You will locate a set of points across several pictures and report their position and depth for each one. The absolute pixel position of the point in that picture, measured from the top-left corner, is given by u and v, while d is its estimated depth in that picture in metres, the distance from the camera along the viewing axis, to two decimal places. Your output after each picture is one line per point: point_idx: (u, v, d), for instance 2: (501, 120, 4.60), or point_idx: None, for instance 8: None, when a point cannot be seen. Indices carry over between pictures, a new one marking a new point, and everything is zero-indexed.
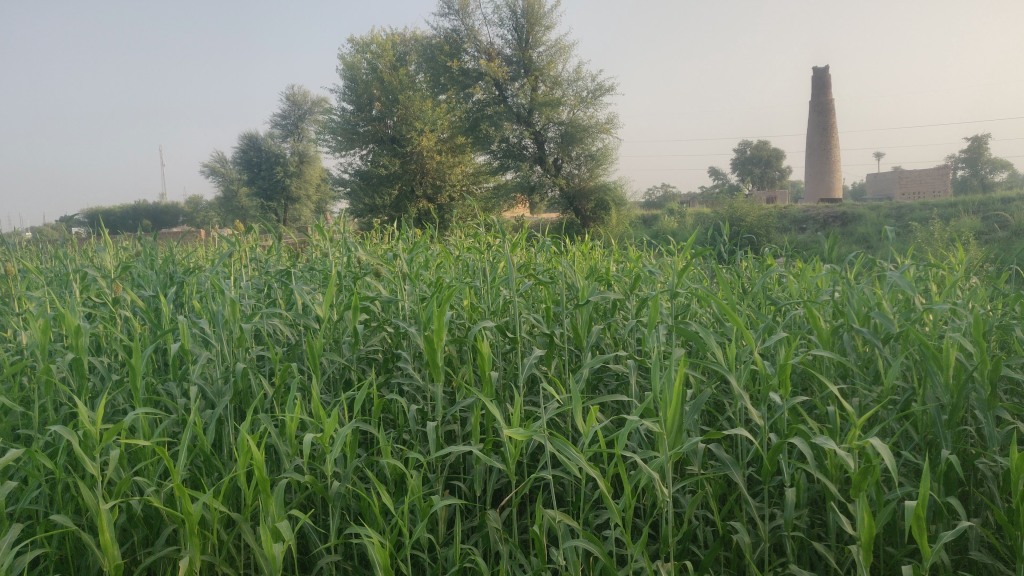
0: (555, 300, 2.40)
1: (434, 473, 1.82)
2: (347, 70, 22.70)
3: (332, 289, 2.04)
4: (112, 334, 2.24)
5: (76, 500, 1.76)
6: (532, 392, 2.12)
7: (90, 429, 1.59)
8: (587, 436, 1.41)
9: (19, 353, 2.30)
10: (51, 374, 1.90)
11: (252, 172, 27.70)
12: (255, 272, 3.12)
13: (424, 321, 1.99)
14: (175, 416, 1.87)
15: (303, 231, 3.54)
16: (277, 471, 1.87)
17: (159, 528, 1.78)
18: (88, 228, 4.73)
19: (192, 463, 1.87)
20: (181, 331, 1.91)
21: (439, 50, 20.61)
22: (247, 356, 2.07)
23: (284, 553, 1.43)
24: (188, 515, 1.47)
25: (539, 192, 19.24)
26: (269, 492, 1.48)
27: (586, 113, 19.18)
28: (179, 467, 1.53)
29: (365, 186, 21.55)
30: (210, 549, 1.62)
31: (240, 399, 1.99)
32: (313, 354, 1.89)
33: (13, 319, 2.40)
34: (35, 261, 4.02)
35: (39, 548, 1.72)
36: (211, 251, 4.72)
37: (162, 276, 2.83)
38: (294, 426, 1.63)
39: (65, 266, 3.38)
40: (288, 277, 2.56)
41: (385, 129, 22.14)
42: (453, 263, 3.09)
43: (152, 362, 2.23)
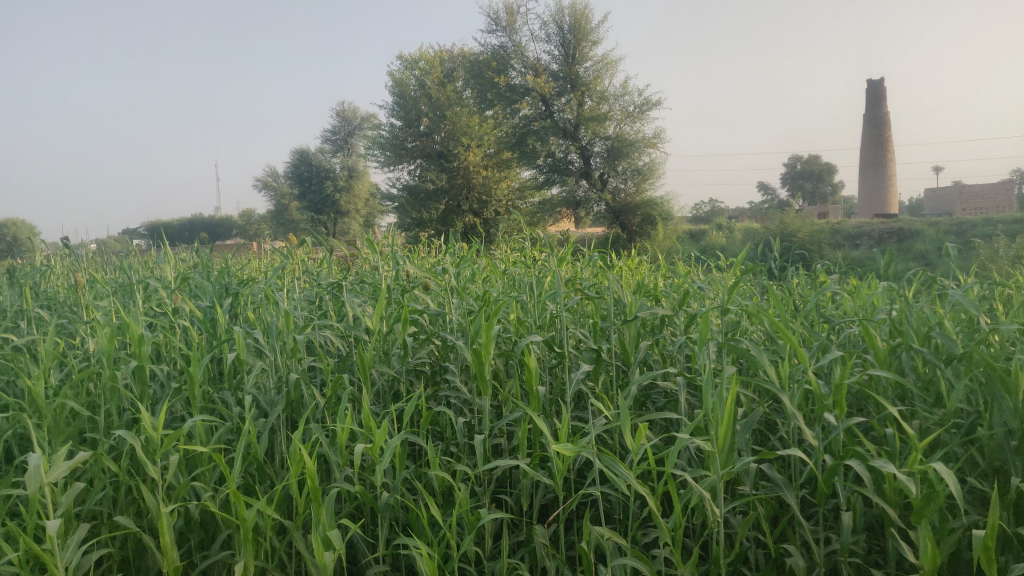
0: (602, 315, 2.39)
1: (482, 486, 1.83)
2: (396, 86, 23.05)
3: (382, 302, 2.09)
4: (170, 343, 2.32)
5: (137, 503, 1.83)
6: (580, 407, 2.12)
7: (151, 433, 1.66)
8: (635, 453, 1.40)
9: (84, 360, 2.40)
10: (114, 380, 1.99)
11: (303, 186, 28.25)
12: (306, 284, 3.19)
13: (472, 334, 2.01)
14: (230, 424, 1.93)
15: (352, 244, 3.61)
16: (327, 481, 1.90)
17: (215, 533, 1.83)
18: (147, 240, 4.90)
19: (246, 471, 1.92)
20: (237, 341, 1.98)
21: (486, 66, 20.81)
22: (300, 367, 2.11)
23: (334, 562, 1.46)
24: (243, 521, 1.51)
25: (584, 207, 19.22)
26: (321, 501, 1.51)
27: (633, 128, 19.10)
28: (234, 475, 1.59)
29: (412, 201, 21.82)
30: (263, 555, 1.66)
31: (292, 409, 2.03)
32: (364, 365, 1.92)
33: (82, 327, 2.51)
34: (99, 271, 4.21)
35: (102, 548, 1.80)
36: (263, 263, 4.84)
37: (218, 287, 2.92)
38: (345, 436, 1.66)
39: (128, 277, 3.51)
40: (339, 288, 2.61)
41: (432, 144, 22.32)
42: (500, 278, 3.11)
43: (209, 372, 2.30)
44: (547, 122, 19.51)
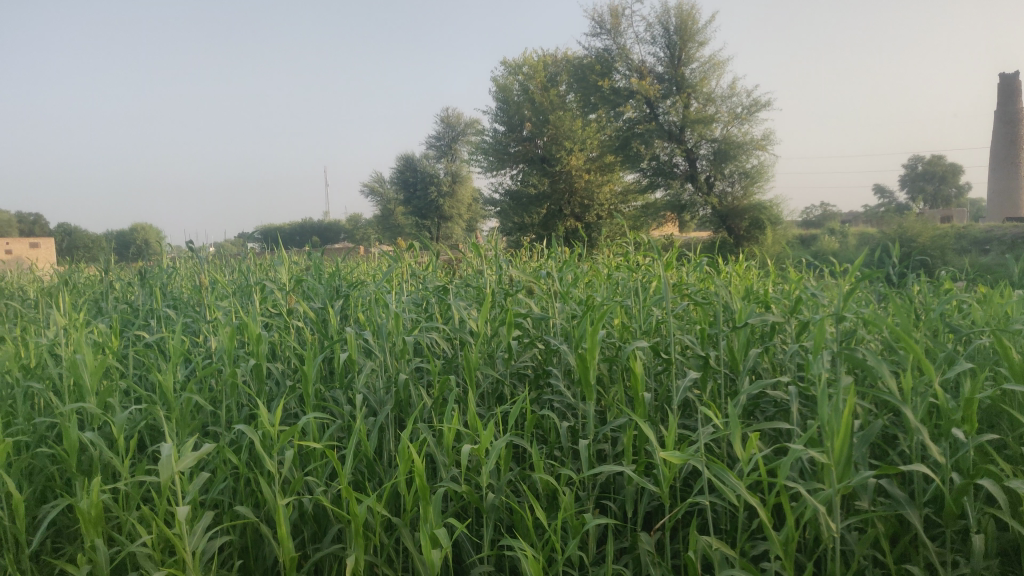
0: (710, 321, 2.34)
1: (586, 491, 1.83)
2: (500, 92, 23.31)
3: (487, 306, 2.12)
4: (286, 342, 2.43)
5: (255, 494, 1.94)
6: (686, 415, 2.09)
7: (268, 429, 1.75)
8: (745, 463, 1.37)
9: (208, 357, 2.55)
10: (235, 377, 2.11)
11: (409, 192, 28.95)
12: (412, 287, 3.27)
13: (577, 339, 2.01)
14: (341, 421, 2.01)
15: (456, 248, 3.67)
16: (434, 480, 1.94)
17: (326, 527, 1.91)
18: (264, 244, 5.15)
19: (356, 467, 1.99)
20: (348, 342, 2.06)
21: (590, 69, 20.78)
22: (408, 368, 2.16)
23: (441, 559, 1.50)
24: (354, 516, 1.57)
25: (689, 210, 18.87)
26: (429, 499, 1.55)
27: (741, 130, 18.63)
28: (346, 471, 1.66)
29: (515, 205, 22.00)
30: (373, 550, 1.72)
31: (400, 409, 2.09)
32: (470, 367, 1.96)
33: (206, 326, 2.67)
34: (220, 273, 4.45)
35: (224, 536, 1.91)
36: (372, 266, 4.99)
37: (329, 289, 3.04)
38: (452, 437, 1.70)
39: (247, 279, 3.70)
40: (444, 291, 2.67)
41: (535, 148, 22.37)
42: (603, 282, 3.10)
43: (322, 370, 2.40)
44: (651, 125, 19.28)
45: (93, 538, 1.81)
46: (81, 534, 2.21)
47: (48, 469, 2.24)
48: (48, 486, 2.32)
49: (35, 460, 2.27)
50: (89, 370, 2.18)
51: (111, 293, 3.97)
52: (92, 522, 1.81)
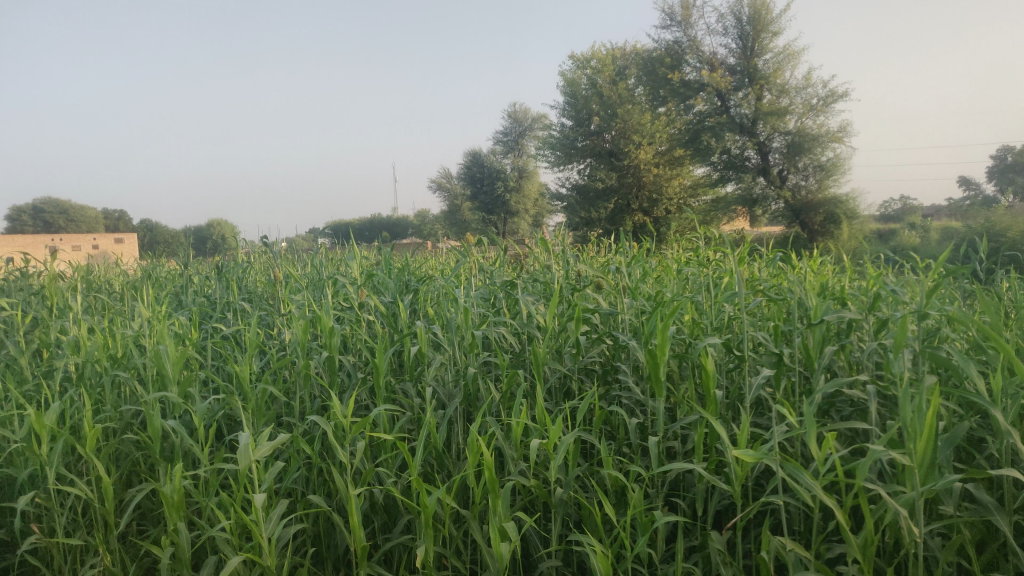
0: (783, 318, 2.29)
1: (655, 488, 1.81)
2: (567, 87, 23.21)
3: (556, 301, 2.12)
4: (358, 335, 2.48)
5: (328, 484, 1.99)
6: (758, 413, 2.05)
7: (341, 420, 1.80)
8: (821, 463, 1.34)
9: (283, 349, 2.62)
10: (309, 369, 2.17)
11: (476, 187, 29.12)
12: (481, 281, 3.30)
13: (646, 334, 2.00)
14: (411, 414, 2.04)
15: (524, 243, 3.68)
16: (502, 474, 1.95)
17: (396, 517, 1.94)
18: (336, 239, 5.25)
19: (426, 459, 2.02)
20: (418, 336, 2.10)
21: (660, 62, 20.53)
22: (477, 362, 2.18)
23: (510, 553, 1.51)
24: (424, 507, 1.60)
25: (761, 204, 18.46)
26: (498, 492, 1.57)
27: (816, 122, 18.12)
28: (417, 462, 1.68)
29: (582, 199, 21.90)
30: (441, 542, 1.75)
31: (469, 402, 2.11)
32: (538, 363, 1.97)
33: (281, 319, 2.75)
34: (294, 267, 4.56)
35: (298, 523, 1.96)
36: (440, 262, 5.05)
37: (399, 284, 3.09)
38: (520, 431, 1.72)
39: (320, 273, 3.79)
40: (513, 286, 2.68)
41: (603, 143, 22.20)
42: (673, 277, 3.06)
43: (392, 363, 2.45)
44: (722, 118, 18.92)
45: (176, 522, 1.88)
46: (163, 517, 2.30)
47: (133, 455, 2.34)
48: (133, 472, 2.42)
49: (121, 446, 2.38)
50: (171, 361, 2.27)
51: (191, 286, 4.11)
52: (175, 506, 1.88)
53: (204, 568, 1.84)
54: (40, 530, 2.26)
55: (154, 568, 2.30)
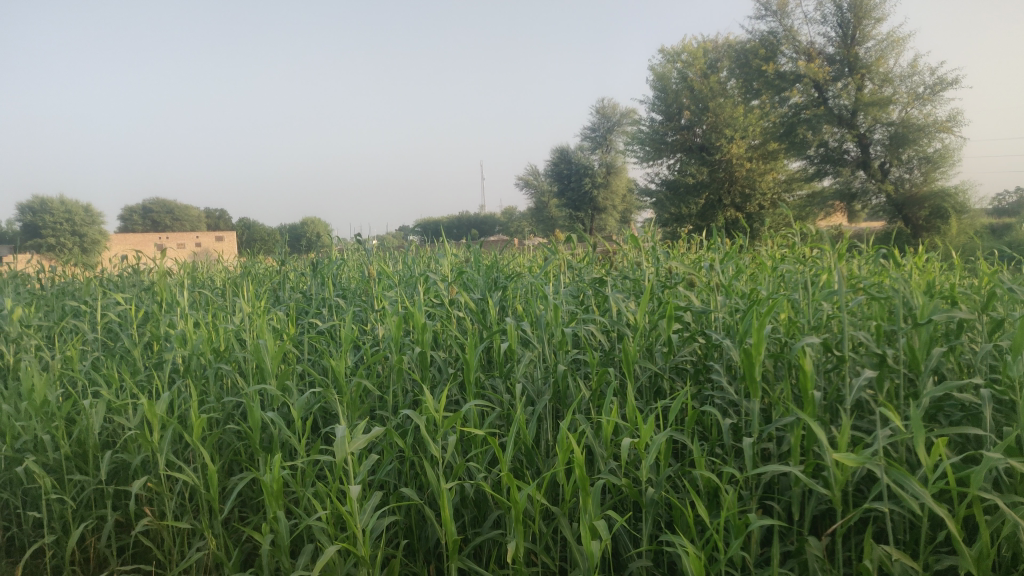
0: (886, 317, 2.20)
1: (749, 491, 1.77)
2: (657, 81, 22.85)
3: (647, 299, 2.10)
4: (448, 331, 2.52)
5: (419, 477, 2.03)
6: (859, 415, 1.97)
7: (433, 415, 1.83)
8: (930, 469, 1.28)
9: (376, 344, 2.69)
10: (401, 364, 2.22)
11: (564, 184, 29.06)
12: (569, 279, 3.29)
13: (741, 333, 1.95)
14: (501, 410, 2.06)
15: (613, 240, 3.65)
16: (591, 472, 1.94)
17: (486, 511, 1.96)
18: (427, 237, 5.34)
19: (515, 455, 2.04)
20: (508, 332, 2.11)
21: (753, 54, 19.99)
22: (567, 359, 2.18)
23: (600, 551, 1.50)
24: (514, 503, 1.61)
25: (861, 199, 17.72)
26: (588, 490, 1.56)
27: (922, 111, 17.25)
28: (507, 458, 1.70)
29: (672, 195, 21.55)
30: (531, 538, 1.76)
31: (558, 399, 2.11)
32: (629, 361, 1.95)
33: (374, 315, 2.81)
34: (386, 264, 4.66)
35: (391, 515, 2.00)
36: (529, 258, 5.06)
37: (489, 281, 3.11)
38: (611, 429, 1.71)
39: (411, 270, 3.86)
40: (602, 283, 2.66)
41: (693, 137, 21.77)
42: (768, 275, 2.98)
43: (481, 359, 2.47)
44: (820, 109, 18.25)
45: (275, 510, 1.96)
46: (263, 505, 2.40)
47: (236, 445, 2.45)
48: (235, 461, 2.53)
49: (224, 436, 2.49)
50: (270, 355, 2.36)
51: (288, 283, 4.26)
52: (275, 495, 1.95)
53: (301, 555, 1.91)
54: (151, 513, 2.39)
55: (255, 553, 2.39)
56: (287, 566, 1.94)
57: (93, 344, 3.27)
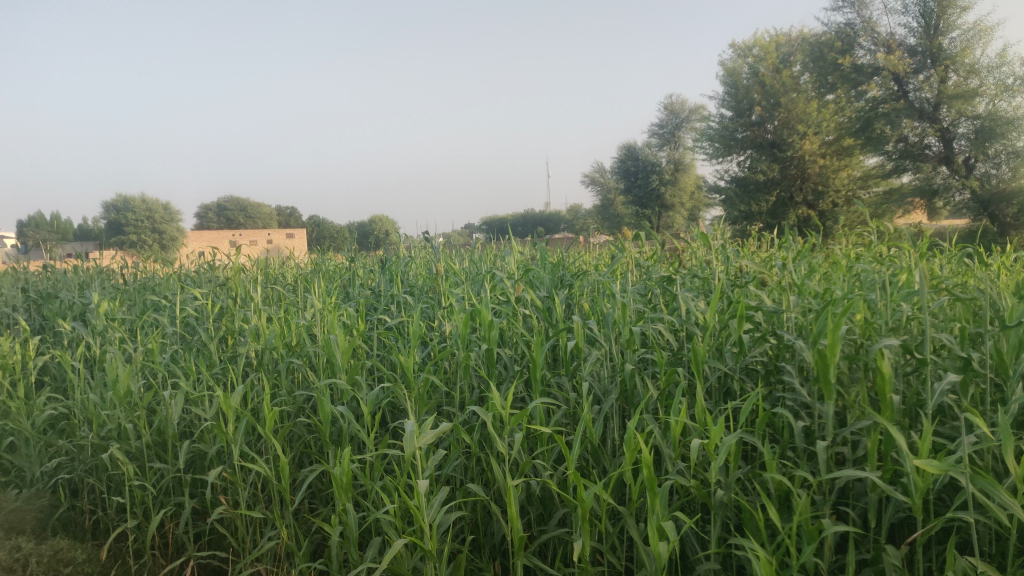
0: (971, 319, 2.10)
1: (822, 495, 1.72)
2: (728, 76, 22.49)
3: (717, 298, 2.06)
4: (515, 329, 2.52)
5: (485, 473, 2.04)
6: (941, 420, 1.89)
7: (500, 411, 1.84)
8: (1018, 479, 1.22)
9: (443, 340, 2.71)
10: (469, 361, 2.24)
11: (631, 181, 28.72)
12: (637, 276, 3.26)
13: (815, 334, 1.89)
14: (567, 407, 2.05)
15: (682, 237, 3.60)
16: (658, 473, 1.92)
17: (551, 509, 1.96)
18: (493, 234, 5.36)
19: (581, 454, 2.03)
20: (575, 330, 2.10)
21: (828, 47, 19.43)
22: (634, 358, 2.16)
23: (668, 553, 1.49)
24: (581, 501, 1.61)
25: (943, 196, 17.02)
26: (656, 491, 1.55)
27: (1011, 104, 16.46)
28: (574, 456, 1.69)
29: (742, 193, 21.13)
30: (597, 537, 1.75)
31: (625, 399, 2.10)
32: (698, 360, 1.92)
33: (442, 312, 2.84)
34: (453, 261, 4.70)
35: (457, 510, 2.02)
36: (595, 256, 5.03)
37: (555, 278, 3.11)
38: (679, 429, 1.69)
39: (478, 268, 3.88)
40: (670, 282, 2.63)
41: (765, 133, 21.30)
42: (843, 274, 2.89)
43: (548, 357, 2.47)
44: (899, 103, 17.60)
45: (344, 502, 1.99)
46: (332, 497, 2.45)
47: (306, 437, 2.50)
48: (306, 453, 2.59)
49: (296, 429, 2.55)
50: (341, 350, 2.41)
51: (357, 279, 4.33)
52: (344, 488, 1.99)
53: (369, 547, 1.94)
54: (226, 501, 2.47)
55: (324, 544, 2.45)
56: (355, 558, 1.98)
57: (173, 338, 3.40)
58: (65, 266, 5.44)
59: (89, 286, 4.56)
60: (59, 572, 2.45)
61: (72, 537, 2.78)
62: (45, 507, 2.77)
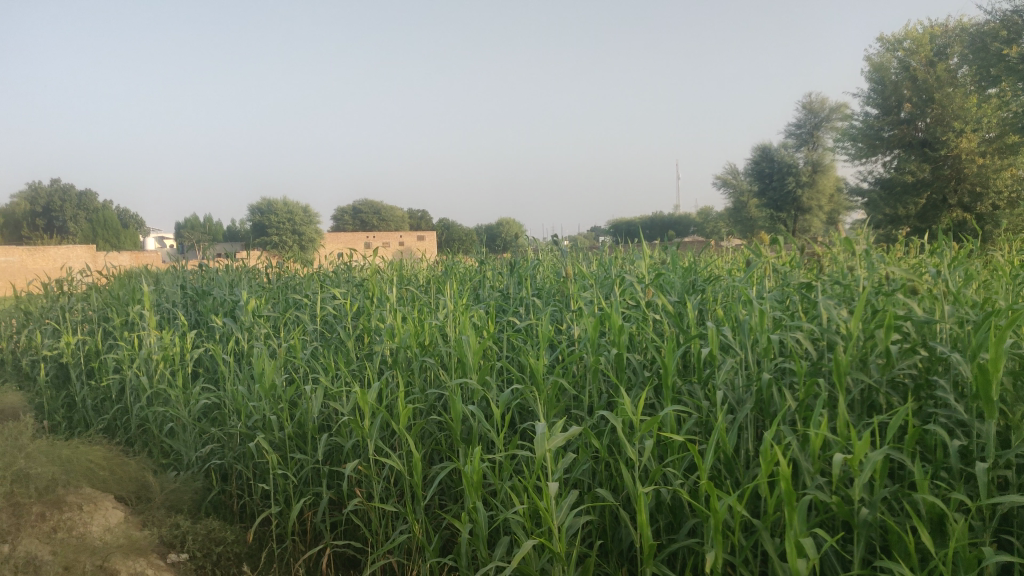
0: None
1: (981, 521, 1.60)
2: (875, 72, 21.30)
3: (863, 306, 1.95)
4: (645, 334, 2.49)
5: (614, 478, 2.03)
6: None
7: (631, 417, 1.82)
8: None
9: (572, 343, 2.71)
10: (599, 365, 2.23)
11: (765, 184, 27.60)
12: (773, 282, 3.14)
13: (974, 347, 1.76)
14: (700, 415, 2.01)
15: (823, 241, 3.43)
16: (796, 487, 1.85)
17: (682, 519, 1.93)
18: (622, 237, 5.31)
19: (714, 464, 1.98)
20: (709, 337, 2.05)
21: (990, 36, 17.43)
22: (772, 367, 2.07)
23: (807, 571, 1.43)
24: (713, 512, 1.57)
25: None
26: (794, 506, 1.49)
27: None
28: (707, 465, 1.65)
29: (887, 195, 19.93)
30: (730, 549, 1.70)
31: (761, 409, 2.03)
32: (841, 371, 1.83)
33: (571, 315, 2.84)
34: (583, 265, 4.69)
35: (586, 514, 2.02)
36: (729, 261, 4.88)
37: (687, 283, 3.04)
38: (821, 443, 1.61)
39: (607, 271, 3.86)
40: (811, 288, 2.51)
41: (915, 132, 20.01)
42: (1006, 283, 2.67)
43: (678, 363, 2.42)
44: None
45: (474, 500, 2.03)
46: (462, 494, 2.50)
47: (438, 435, 2.57)
48: (437, 450, 2.66)
49: (428, 426, 2.62)
50: (472, 351, 2.45)
51: (486, 281, 4.40)
52: (475, 486, 2.02)
53: (498, 546, 1.97)
54: (361, 494, 2.57)
55: (453, 540, 2.51)
56: (484, 555, 2.01)
57: (314, 335, 3.56)
58: (218, 265, 5.83)
59: (239, 284, 4.86)
60: (212, 550, 2.64)
61: (222, 519, 2.97)
62: (200, 489, 3.00)
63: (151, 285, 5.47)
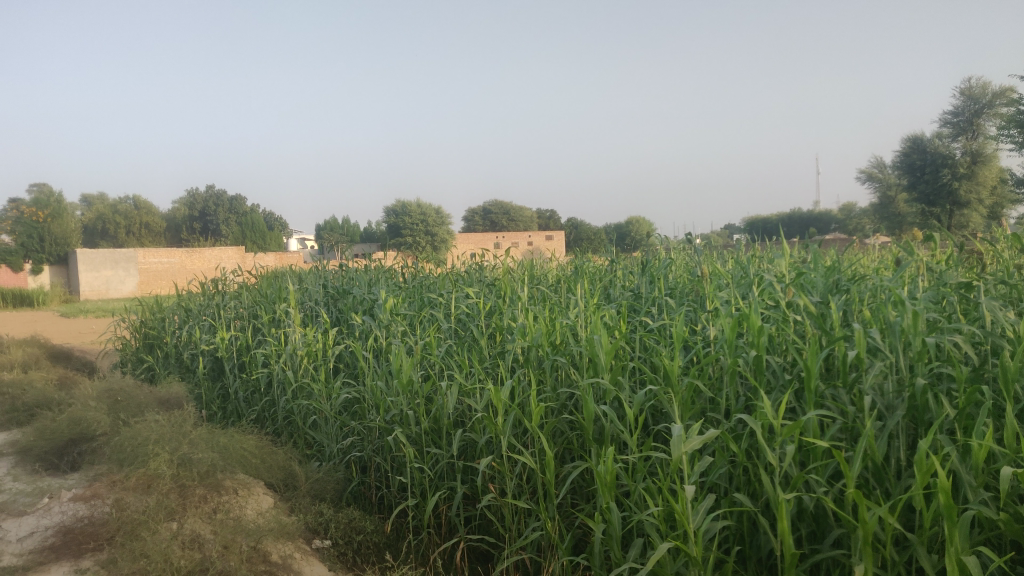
0: None
1: None
2: None
3: None
4: (786, 335, 2.38)
5: (753, 483, 1.96)
6: None
7: (772, 421, 1.75)
8: None
9: (707, 344, 2.64)
10: (736, 366, 2.16)
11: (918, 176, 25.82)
12: (929, 281, 2.92)
13: None
14: (846, 421, 1.90)
15: (987, 238, 3.16)
16: (956, 501, 1.72)
17: (826, 528, 1.84)
18: (760, 235, 5.10)
19: (862, 472, 1.87)
20: (856, 339, 1.94)
21: None
22: (927, 371, 1.93)
23: None
24: (863, 523, 1.48)
25: None
26: (955, 522, 1.39)
27: None
28: (855, 473, 1.56)
29: None
30: (881, 563, 1.60)
31: (915, 416, 1.89)
32: (1008, 377, 1.68)
33: (707, 316, 2.76)
34: (718, 264, 4.54)
35: (723, 519, 1.96)
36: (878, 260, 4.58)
37: (831, 282, 2.88)
38: (985, 454, 1.49)
39: (745, 270, 3.72)
40: (972, 287, 2.32)
41: None
42: None
43: (821, 366, 2.30)
44: None
45: (608, 501, 2.01)
46: (594, 494, 2.49)
47: (569, 434, 2.57)
48: (568, 449, 2.65)
49: (559, 425, 2.62)
50: (604, 350, 2.43)
51: (617, 281, 4.35)
52: (608, 486, 2.01)
53: (632, 547, 1.95)
54: (494, 490, 2.61)
55: (586, 539, 2.50)
56: (618, 557, 1.99)
57: (448, 333, 3.64)
58: (357, 265, 6.07)
59: (377, 284, 5.05)
60: (353, 539, 2.76)
61: (362, 509, 3.10)
62: (342, 480, 3.14)
63: (296, 284, 5.77)
